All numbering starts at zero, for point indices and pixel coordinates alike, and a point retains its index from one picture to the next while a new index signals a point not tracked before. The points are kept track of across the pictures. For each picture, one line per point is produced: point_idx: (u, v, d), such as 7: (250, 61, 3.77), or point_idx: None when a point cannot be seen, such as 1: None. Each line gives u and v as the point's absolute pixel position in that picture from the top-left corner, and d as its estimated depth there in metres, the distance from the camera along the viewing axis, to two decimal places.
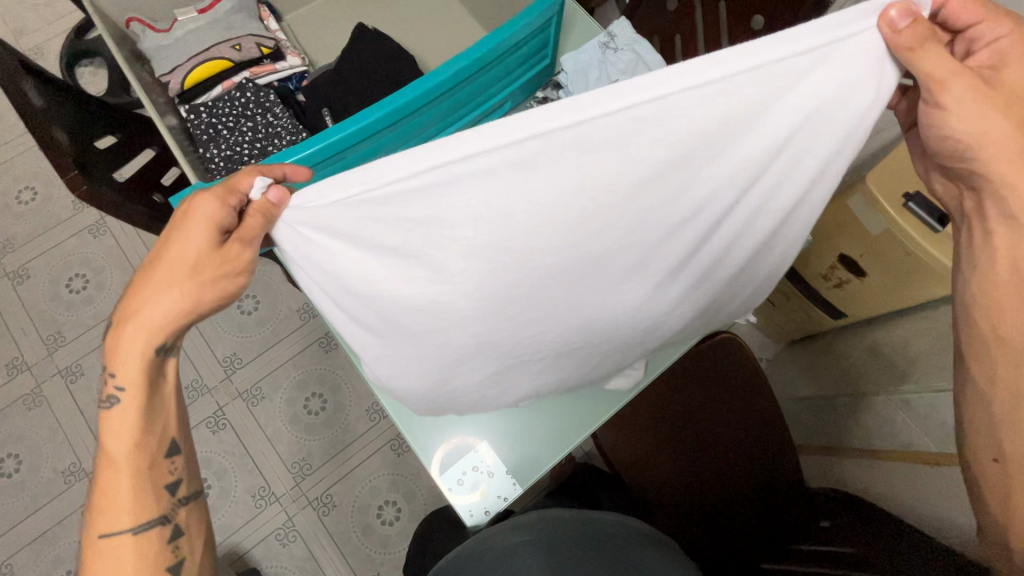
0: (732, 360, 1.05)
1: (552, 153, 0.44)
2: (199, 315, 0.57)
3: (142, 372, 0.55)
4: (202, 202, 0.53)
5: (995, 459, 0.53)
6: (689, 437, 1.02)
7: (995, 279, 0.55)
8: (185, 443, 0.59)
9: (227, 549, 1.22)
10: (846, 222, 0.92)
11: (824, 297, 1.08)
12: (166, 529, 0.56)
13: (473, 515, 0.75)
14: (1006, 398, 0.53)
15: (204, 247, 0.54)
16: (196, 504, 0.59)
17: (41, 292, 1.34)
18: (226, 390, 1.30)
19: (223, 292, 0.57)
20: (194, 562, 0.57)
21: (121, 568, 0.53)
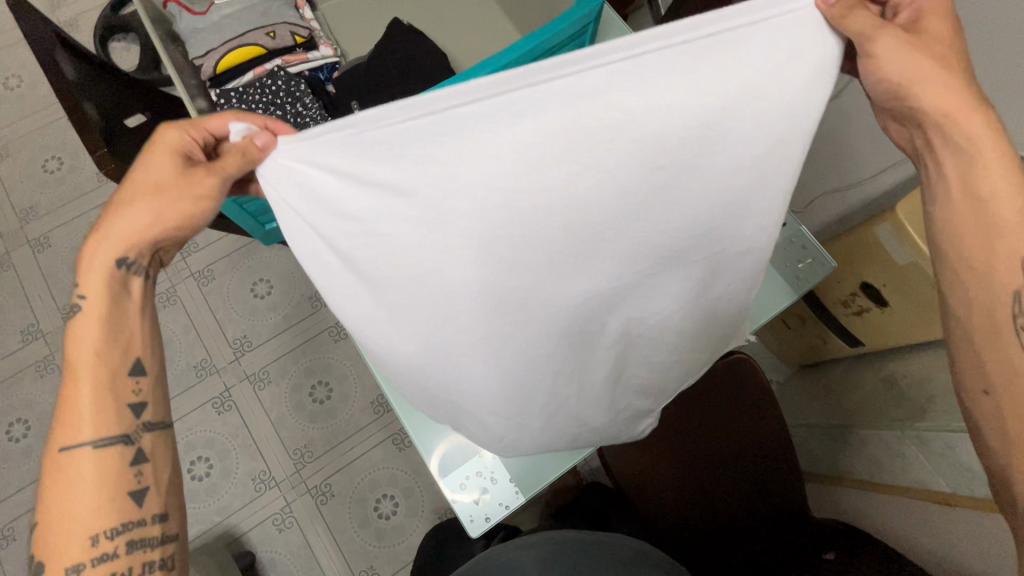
0: (744, 379, 1.03)
1: (540, 101, 0.48)
2: (169, 240, 0.56)
3: (106, 279, 0.53)
4: (168, 133, 0.56)
5: (986, 392, 0.51)
6: (695, 455, 1.01)
7: (953, 207, 0.54)
8: (154, 366, 0.55)
9: (225, 530, 1.22)
10: (872, 250, 0.90)
11: (843, 325, 1.06)
12: (129, 450, 0.52)
13: (473, 521, 0.74)
14: (984, 327, 0.52)
15: (170, 169, 0.55)
16: (164, 434, 0.55)
17: (60, 261, 1.36)
18: (234, 372, 1.31)
19: (194, 215, 0.56)
20: (160, 493, 0.52)
21: (80, 487, 0.49)
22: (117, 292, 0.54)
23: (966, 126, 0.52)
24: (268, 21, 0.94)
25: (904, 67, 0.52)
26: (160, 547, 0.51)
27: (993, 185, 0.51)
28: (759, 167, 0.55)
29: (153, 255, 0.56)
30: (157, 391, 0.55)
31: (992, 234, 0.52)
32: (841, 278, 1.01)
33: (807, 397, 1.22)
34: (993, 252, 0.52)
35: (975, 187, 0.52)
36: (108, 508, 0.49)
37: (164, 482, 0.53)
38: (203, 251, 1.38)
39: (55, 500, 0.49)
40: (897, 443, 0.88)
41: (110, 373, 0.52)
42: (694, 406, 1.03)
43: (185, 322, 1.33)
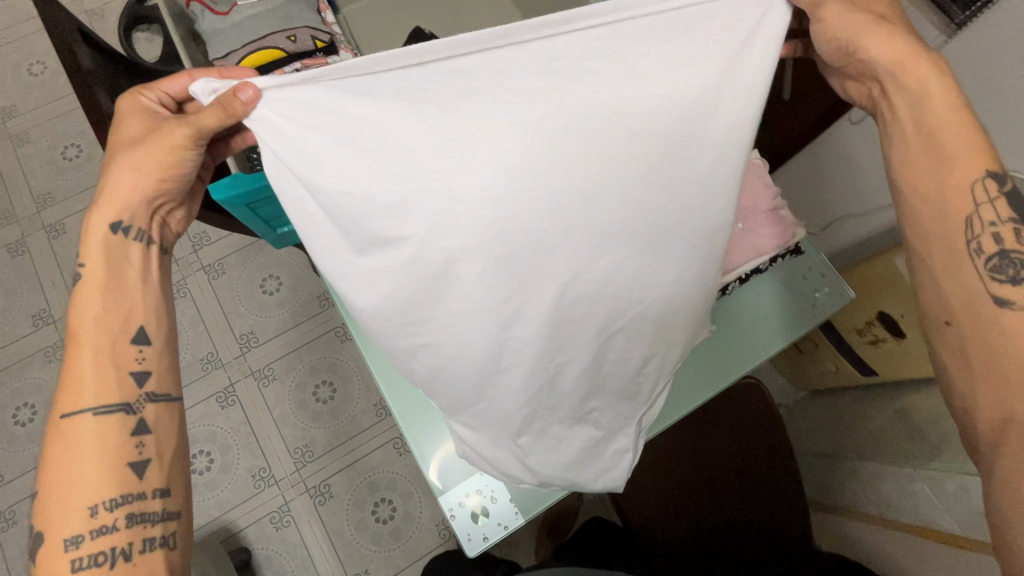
0: (751, 404, 1.04)
1: (518, 66, 0.53)
2: (159, 194, 0.59)
3: (105, 244, 0.56)
4: (137, 101, 0.61)
5: (947, 322, 0.51)
6: (699, 478, 1.01)
7: (906, 145, 0.54)
8: (157, 336, 0.57)
9: (222, 525, 1.22)
10: (892, 277, 0.89)
11: (856, 353, 1.04)
12: (130, 419, 0.53)
13: (471, 539, 0.73)
14: (939, 256, 0.52)
15: (141, 128, 0.59)
16: (167, 406, 0.56)
17: (74, 248, 1.37)
18: (239, 367, 1.31)
19: (174, 164, 0.59)
20: (161, 467, 0.53)
21: (81, 454, 0.50)
22: (117, 259, 0.57)
23: (914, 72, 0.53)
24: (289, 24, 0.94)
25: (892, 62, 0.54)
26: (161, 522, 0.52)
27: (941, 119, 0.52)
28: (726, 136, 0.57)
29: (149, 220, 0.59)
30: (160, 363, 0.56)
31: (941, 168, 0.52)
32: (856, 306, 0.99)
33: (816, 426, 1.19)
34: (945, 181, 0.52)
35: (925, 120, 0.53)
36: (111, 477, 0.50)
37: (166, 455, 0.54)
38: (214, 245, 1.38)
39: (58, 468, 0.50)
40: (908, 480, 0.86)
41: (112, 337, 0.54)
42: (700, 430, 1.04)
43: (193, 315, 1.34)
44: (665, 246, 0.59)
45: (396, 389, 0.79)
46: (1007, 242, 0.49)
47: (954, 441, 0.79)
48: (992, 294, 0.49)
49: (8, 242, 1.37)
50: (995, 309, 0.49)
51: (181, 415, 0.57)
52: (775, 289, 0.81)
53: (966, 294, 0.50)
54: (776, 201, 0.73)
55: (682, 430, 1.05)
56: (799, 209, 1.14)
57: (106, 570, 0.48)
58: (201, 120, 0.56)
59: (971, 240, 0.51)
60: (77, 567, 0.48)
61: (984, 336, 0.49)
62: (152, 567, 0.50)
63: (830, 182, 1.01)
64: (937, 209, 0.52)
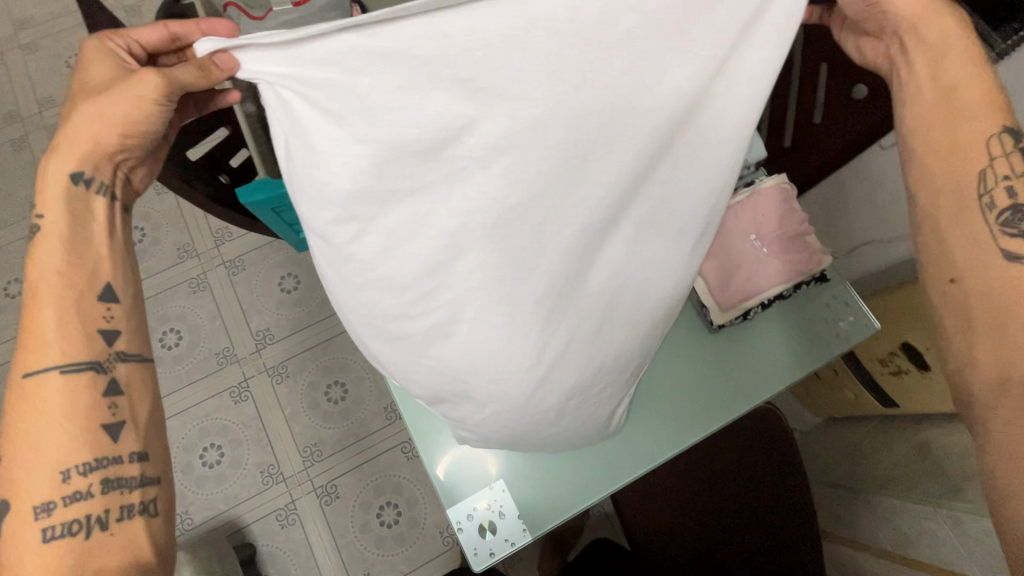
0: (768, 432, 1.02)
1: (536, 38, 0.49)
2: (122, 148, 0.56)
3: (64, 198, 0.54)
4: (94, 43, 0.58)
5: (952, 279, 0.51)
6: (711, 504, 0.99)
7: (922, 101, 0.55)
8: (125, 294, 0.56)
9: (228, 520, 1.23)
10: (918, 310, 0.87)
11: (877, 383, 1.02)
12: (102, 379, 0.52)
13: (477, 554, 0.72)
14: (948, 212, 0.53)
15: (106, 73, 0.57)
16: (138, 365, 0.56)
17: None
18: (254, 363, 1.33)
19: (139, 119, 0.55)
20: (136, 431, 0.54)
21: (50, 414, 0.50)
22: (78, 213, 0.54)
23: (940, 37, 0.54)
24: None
25: (914, 16, 0.54)
26: (137, 489, 0.52)
27: (959, 75, 0.53)
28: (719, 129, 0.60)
29: (112, 174, 0.57)
30: (129, 322, 0.56)
31: (953, 133, 0.53)
32: (879, 336, 0.97)
33: (832, 455, 1.17)
34: (958, 141, 0.53)
35: (941, 76, 0.54)
36: (83, 439, 0.50)
37: (140, 418, 0.54)
38: (235, 241, 1.40)
39: (25, 427, 0.49)
40: (926, 518, 0.83)
41: (79, 295, 0.53)
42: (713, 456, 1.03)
43: (212, 310, 1.36)
44: (658, 226, 0.64)
45: (407, 398, 0.79)
46: (1021, 196, 0.49)
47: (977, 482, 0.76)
48: (1004, 248, 0.49)
49: None
50: (1007, 264, 0.49)
51: (153, 377, 0.57)
52: (798, 316, 0.80)
53: (976, 248, 0.51)
54: (804, 226, 0.72)
55: (692, 452, 1.03)
56: (824, 234, 1.12)
57: (83, 537, 0.49)
58: (179, 75, 0.54)
59: (983, 194, 0.51)
60: (48, 536, 0.48)
61: (990, 293, 0.49)
62: (131, 535, 0.51)
63: (858, 209, 0.99)
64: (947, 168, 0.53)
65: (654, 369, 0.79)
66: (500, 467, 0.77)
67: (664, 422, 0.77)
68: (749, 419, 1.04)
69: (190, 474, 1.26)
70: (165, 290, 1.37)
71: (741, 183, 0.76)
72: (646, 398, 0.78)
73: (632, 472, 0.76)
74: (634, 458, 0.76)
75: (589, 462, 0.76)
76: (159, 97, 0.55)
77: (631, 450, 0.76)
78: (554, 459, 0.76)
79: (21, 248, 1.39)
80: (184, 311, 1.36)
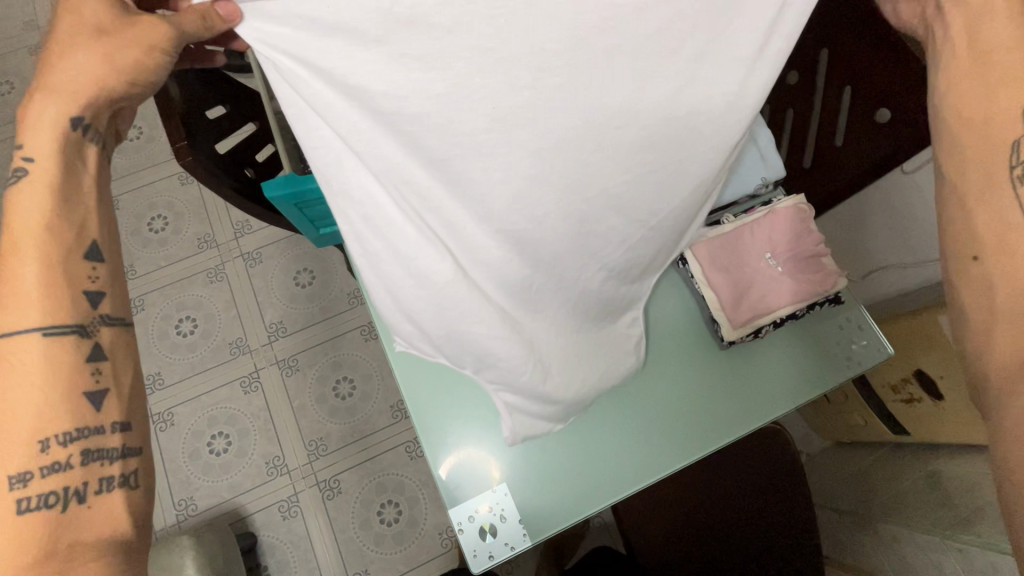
0: (773, 452, 1.01)
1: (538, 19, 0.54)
2: (122, 97, 0.53)
3: (55, 143, 0.50)
4: None
5: (975, 257, 0.45)
6: (713, 521, 0.98)
7: (957, 65, 0.50)
8: (110, 252, 0.52)
9: (231, 508, 1.25)
10: (934, 338, 0.86)
11: (889, 409, 1.01)
12: (83, 345, 0.49)
13: (476, 556, 0.73)
14: (974, 187, 0.47)
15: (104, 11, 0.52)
16: (124, 331, 0.52)
17: (124, 225, 1.43)
18: (266, 355, 1.34)
19: (145, 66, 0.52)
20: (120, 399, 0.50)
21: (28, 381, 0.46)
22: (70, 160, 0.50)
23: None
24: None
25: None
26: (119, 461, 0.49)
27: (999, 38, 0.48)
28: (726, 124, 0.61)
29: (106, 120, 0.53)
30: (116, 284, 0.52)
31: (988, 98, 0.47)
32: (892, 362, 0.96)
33: (839, 480, 1.15)
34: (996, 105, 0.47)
35: (977, 38, 0.49)
36: (63, 406, 0.47)
37: (125, 386, 0.51)
38: (254, 234, 1.43)
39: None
40: (933, 550, 0.82)
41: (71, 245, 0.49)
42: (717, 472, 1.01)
43: (228, 300, 1.38)
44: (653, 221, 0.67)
45: (413, 397, 0.79)
46: None
47: (987, 518, 0.75)
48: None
49: None
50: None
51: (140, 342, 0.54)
52: (809, 336, 0.79)
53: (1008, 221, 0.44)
54: (819, 247, 0.71)
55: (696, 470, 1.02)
56: (840, 257, 1.11)
57: (58, 511, 0.46)
58: (183, 25, 0.52)
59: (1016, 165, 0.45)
60: (23, 508, 0.45)
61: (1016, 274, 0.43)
62: (109, 506, 0.48)
63: (876, 234, 0.98)
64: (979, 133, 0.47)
65: (661, 382, 0.79)
66: (503, 471, 0.77)
67: (669, 437, 0.77)
68: (755, 438, 1.03)
69: (197, 460, 1.28)
70: (183, 279, 1.39)
71: (759, 203, 0.77)
72: (651, 411, 0.78)
73: (634, 484, 0.75)
74: (636, 470, 0.76)
75: (592, 473, 0.76)
76: (168, 47, 0.52)
77: (634, 461, 0.76)
78: (556, 466, 0.76)
79: None
80: (201, 300, 1.38)
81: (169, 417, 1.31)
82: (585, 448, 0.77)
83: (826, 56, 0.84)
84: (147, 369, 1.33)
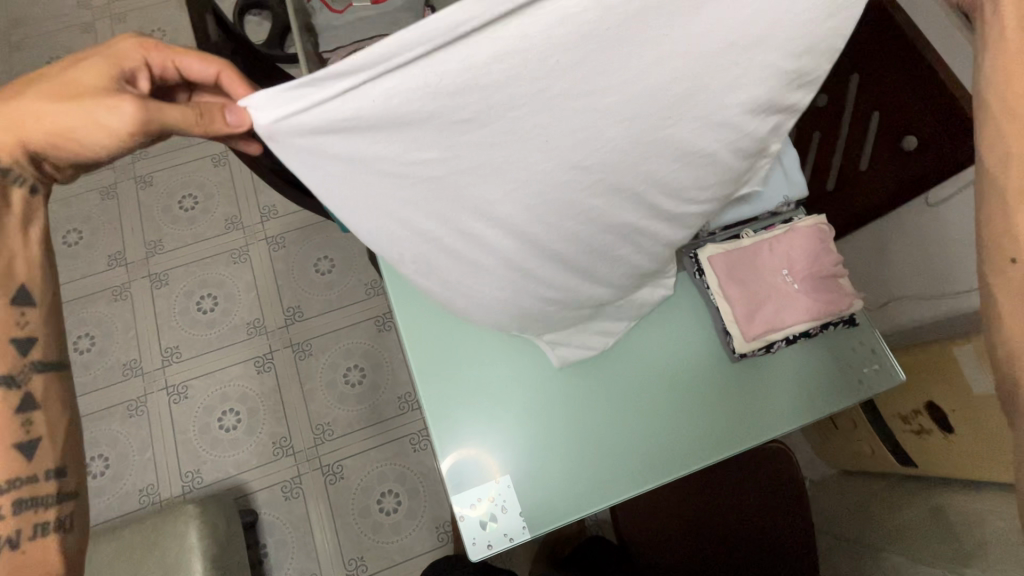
0: (777, 471, 1.00)
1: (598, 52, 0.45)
2: (57, 148, 0.49)
3: None
4: (119, 44, 0.52)
5: (1016, 258, 0.40)
6: (712, 534, 0.98)
7: (1006, 42, 0.41)
8: (43, 297, 0.53)
9: (235, 484, 1.27)
10: (948, 371, 0.85)
11: (897, 439, 1.00)
12: (13, 395, 0.50)
13: (476, 544, 0.74)
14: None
15: (97, 79, 0.49)
16: (56, 376, 0.53)
17: (157, 200, 1.48)
18: (281, 337, 1.37)
19: (74, 137, 0.48)
20: (54, 444, 0.51)
21: None
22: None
23: None
24: (394, 29, 1.01)
25: None
26: (56, 505, 0.50)
27: None
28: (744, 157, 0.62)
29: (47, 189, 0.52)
30: (47, 332, 0.52)
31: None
32: (905, 391, 0.95)
33: (844, 508, 1.14)
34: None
35: None
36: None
37: (59, 431, 0.52)
38: (280, 219, 1.46)
39: None
40: None
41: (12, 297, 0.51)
42: (720, 484, 1.00)
43: (249, 282, 1.42)
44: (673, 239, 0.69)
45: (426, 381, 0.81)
46: None
47: (989, 555, 0.74)
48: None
49: (101, 186, 1.49)
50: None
51: (71, 386, 0.54)
52: (821, 356, 0.80)
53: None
54: (838, 268, 0.72)
55: (701, 476, 1.01)
56: (858, 284, 1.11)
57: None
58: (163, 110, 0.48)
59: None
60: None
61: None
62: (43, 550, 0.49)
63: (896, 262, 0.98)
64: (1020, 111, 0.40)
65: (666, 388, 0.80)
66: (506, 464, 0.78)
67: (671, 444, 0.78)
68: (761, 455, 1.02)
69: (206, 435, 1.31)
70: (209, 257, 1.43)
71: (780, 220, 0.77)
72: (654, 416, 0.79)
73: (634, 486, 0.76)
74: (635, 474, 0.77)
75: (592, 473, 0.77)
76: (121, 127, 0.47)
77: (636, 465, 0.77)
78: (559, 462, 0.78)
79: (84, 201, 1.47)
80: (223, 279, 1.42)
81: (183, 389, 1.34)
82: (590, 447, 0.78)
83: (856, 81, 0.85)
84: (167, 342, 1.37)
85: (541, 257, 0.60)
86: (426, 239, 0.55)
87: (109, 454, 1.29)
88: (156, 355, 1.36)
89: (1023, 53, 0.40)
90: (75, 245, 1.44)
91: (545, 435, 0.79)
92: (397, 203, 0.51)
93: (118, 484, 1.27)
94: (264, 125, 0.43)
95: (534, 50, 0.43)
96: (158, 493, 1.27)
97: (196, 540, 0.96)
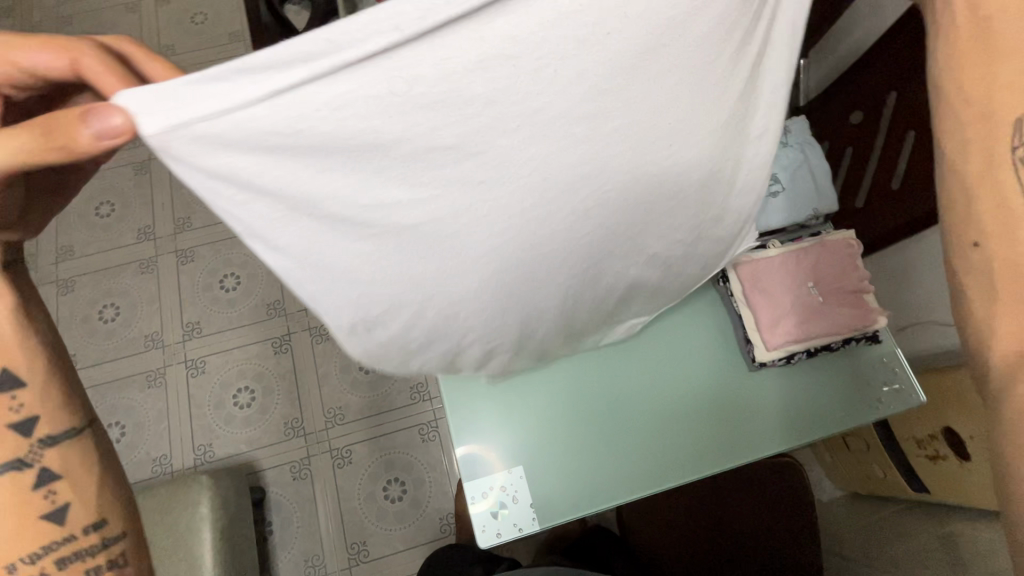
0: (785, 485, 1.00)
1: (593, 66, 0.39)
2: None
3: None
4: None
5: (976, 244, 0.37)
6: (715, 541, 0.97)
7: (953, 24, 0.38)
8: (36, 360, 0.45)
9: (246, 461, 1.29)
10: (965, 397, 0.85)
11: (910, 463, 0.99)
12: (26, 475, 0.44)
13: (485, 531, 0.75)
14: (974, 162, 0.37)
15: None
16: (72, 437, 0.46)
17: None
18: (300, 320, 1.39)
19: None
20: (86, 504, 0.45)
21: None
22: None
23: None
24: None
25: None
26: (102, 554, 0.45)
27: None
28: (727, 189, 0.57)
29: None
30: (42, 393, 0.45)
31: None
32: (921, 416, 0.94)
33: (851, 529, 1.13)
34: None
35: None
36: (24, 537, 0.43)
37: (91, 490, 0.46)
38: None
39: None
40: None
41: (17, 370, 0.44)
42: (726, 494, 1.01)
43: None
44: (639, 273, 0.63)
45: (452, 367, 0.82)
46: None
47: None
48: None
49: (137, 160, 1.53)
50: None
51: (95, 438, 0.47)
52: (846, 369, 0.80)
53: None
54: (862, 284, 0.72)
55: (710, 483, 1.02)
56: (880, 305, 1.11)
57: None
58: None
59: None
60: None
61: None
62: None
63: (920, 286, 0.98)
64: (986, 76, 0.37)
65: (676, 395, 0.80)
66: (520, 455, 0.79)
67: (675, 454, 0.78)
68: (770, 468, 1.02)
69: (220, 411, 1.33)
70: (235, 237, 1.46)
71: (807, 232, 0.77)
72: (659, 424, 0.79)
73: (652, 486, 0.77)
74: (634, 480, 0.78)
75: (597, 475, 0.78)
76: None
77: (655, 465, 0.77)
78: (580, 455, 0.78)
79: (119, 174, 1.52)
80: (247, 259, 1.45)
81: (200, 364, 1.36)
82: (611, 443, 0.79)
83: (894, 98, 0.85)
84: (189, 317, 1.40)
85: (503, 296, 0.53)
86: (356, 276, 0.46)
87: (126, 422, 1.32)
88: (177, 329, 1.39)
89: (975, 28, 0.37)
90: (107, 216, 1.48)
91: (568, 429, 0.79)
92: (337, 241, 0.43)
93: (132, 452, 1.30)
94: (156, 135, 0.32)
95: (518, 56, 0.37)
96: (170, 464, 1.29)
97: (207, 511, 0.98)
